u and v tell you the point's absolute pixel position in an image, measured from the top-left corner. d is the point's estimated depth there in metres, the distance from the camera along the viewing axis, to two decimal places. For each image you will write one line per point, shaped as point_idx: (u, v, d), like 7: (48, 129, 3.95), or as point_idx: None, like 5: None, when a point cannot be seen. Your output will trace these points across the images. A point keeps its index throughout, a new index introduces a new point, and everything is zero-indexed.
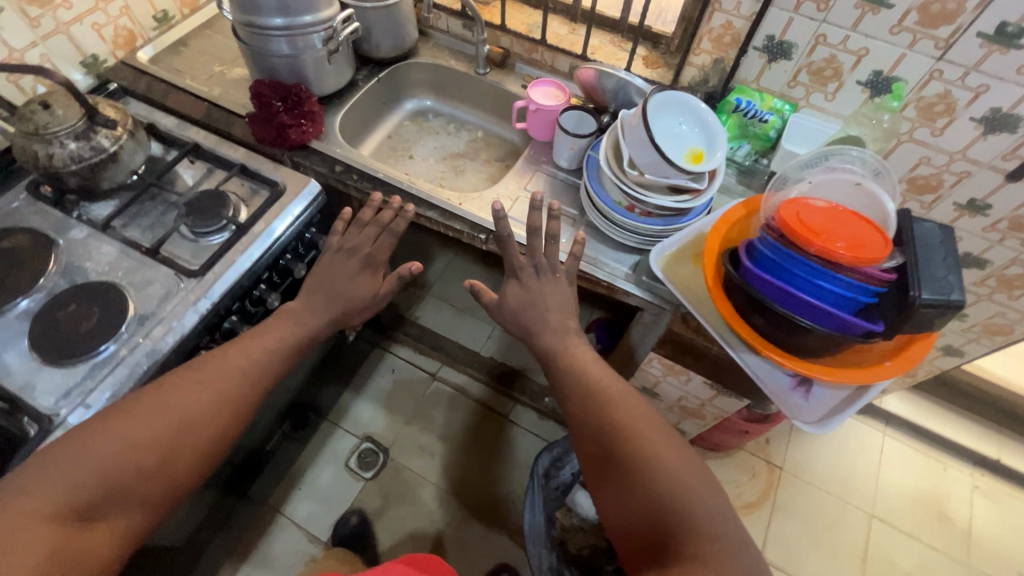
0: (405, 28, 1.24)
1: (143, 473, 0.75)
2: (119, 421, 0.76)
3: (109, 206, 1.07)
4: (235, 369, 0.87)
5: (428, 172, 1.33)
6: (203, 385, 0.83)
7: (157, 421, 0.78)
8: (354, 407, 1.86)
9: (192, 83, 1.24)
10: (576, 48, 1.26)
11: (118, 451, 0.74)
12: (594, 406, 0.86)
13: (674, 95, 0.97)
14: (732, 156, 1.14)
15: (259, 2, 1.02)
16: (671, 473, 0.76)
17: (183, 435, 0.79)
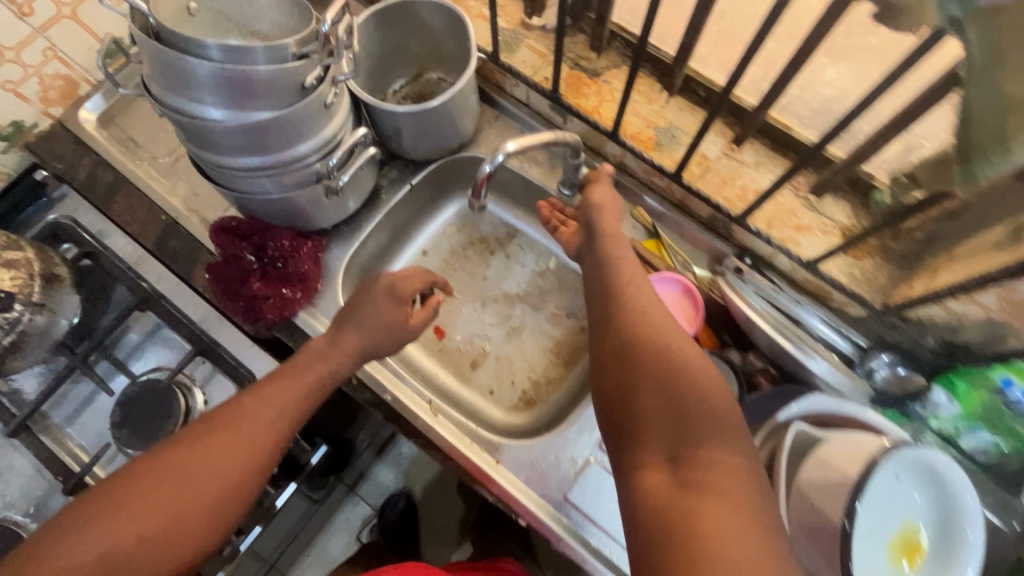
0: (460, 122, 0.80)
1: (175, 528, 0.54)
2: (158, 465, 0.56)
3: (34, 380, 0.78)
4: (288, 402, 0.63)
5: (466, 327, 0.92)
6: (256, 414, 0.61)
7: (206, 467, 0.57)
8: (371, 472, 1.40)
9: (152, 172, 0.87)
10: (728, 191, 0.77)
11: (155, 499, 0.54)
12: (613, 328, 0.60)
13: (915, 451, 0.52)
14: (951, 435, 0.71)
15: (212, 139, 0.61)
16: (708, 403, 0.51)
17: (238, 476, 0.58)
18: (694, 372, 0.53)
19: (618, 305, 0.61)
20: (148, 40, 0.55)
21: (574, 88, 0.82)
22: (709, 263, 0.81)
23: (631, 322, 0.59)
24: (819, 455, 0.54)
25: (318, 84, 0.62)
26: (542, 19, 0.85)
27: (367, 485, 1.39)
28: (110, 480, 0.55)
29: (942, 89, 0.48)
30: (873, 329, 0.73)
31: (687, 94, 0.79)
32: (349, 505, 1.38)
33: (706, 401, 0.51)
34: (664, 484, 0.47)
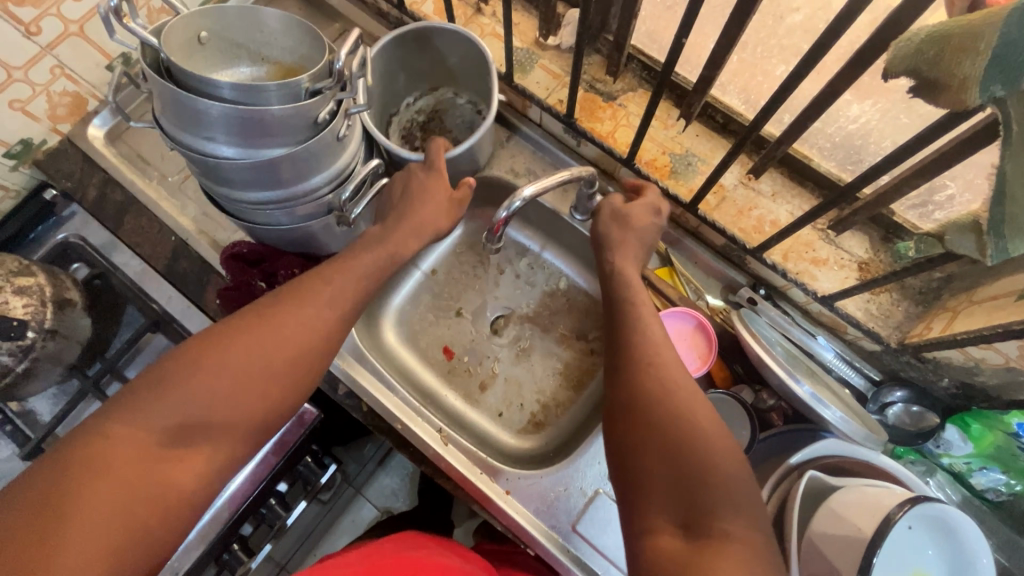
0: (473, 145, 0.78)
1: (244, 392, 0.53)
2: (232, 338, 0.54)
3: (49, 403, 0.78)
4: (350, 285, 0.62)
5: (475, 350, 0.90)
6: (321, 293, 0.60)
7: (278, 339, 0.56)
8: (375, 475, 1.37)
9: (161, 192, 0.86)
10: (745, 221, 0.75)
11: (234, 367, 0.53)
12: (623, 375, 0.57)
13: (932, 510, 0.51)
14: (962, 473, 0.71)
15: (224, 175, 0.61)
16: (714, 469, 0.49)
17: (302, 359, 0.57)
18: (704, 430, 0.51)
19: (629, 349, 0.59)
20: (160, 80, 0.54)
21: (589, 112, 0.80)
22: (722, 292, 0.80)
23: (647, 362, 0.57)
24: (831, 507, 0.54)
25: (331, 118, 0.61)
26: (558, 38, 0.83)
27: (373, 488, 1.37)
28: (189, 343, 0.54)
29: (975, 146, 0.47)
30: (885, 363, 0.73)
31: (704, 119, 0.77)
32: (353, 507, 1.35)
33: (711, 468, 0.49)
34: (671, 554, 0.46)
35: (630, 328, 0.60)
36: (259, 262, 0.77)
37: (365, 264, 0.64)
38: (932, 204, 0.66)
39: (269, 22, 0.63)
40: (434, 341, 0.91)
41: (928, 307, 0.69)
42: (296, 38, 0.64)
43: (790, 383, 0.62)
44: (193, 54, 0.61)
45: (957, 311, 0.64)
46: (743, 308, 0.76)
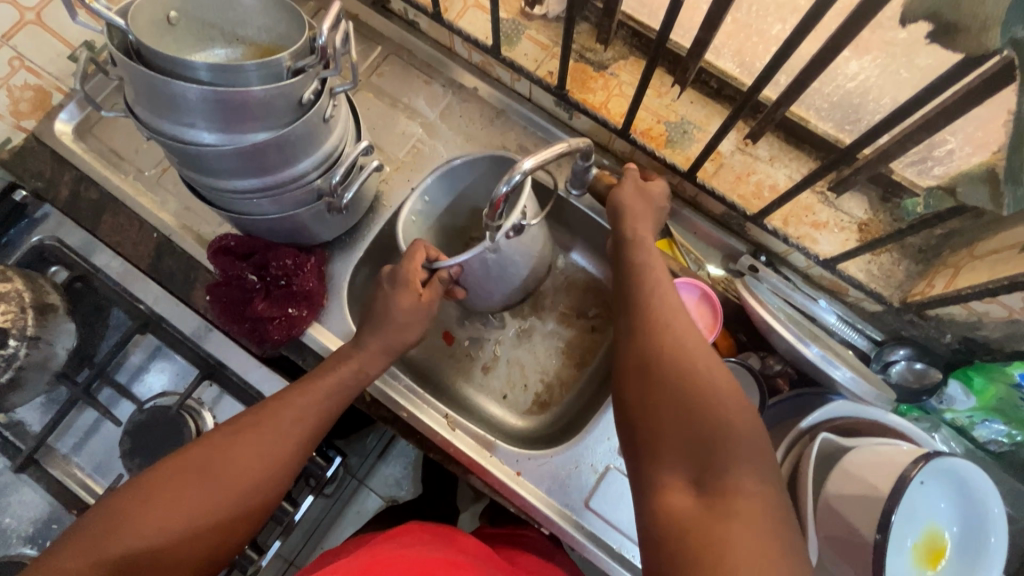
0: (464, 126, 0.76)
1: (189, 528, 0.52)
2: (190, 478, 0.54)
3: (37, 413, 0.76)
4: (311, 397, 0.62)
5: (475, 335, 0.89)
6: (286, 420, 0.60)
7: (239, 473, 0.56)
8: (378, 466, 1.36)
9: (139, 187, 0.82)
10: (743, 188, 0.74)
11: (191, 509, 0.53)
12: (639, 332, 0.57)
13: (948, 466, 0.52)
14: (965, 426, 0.72)
15: (206, 164, 0.58)
16: (730, 422, 0.48)
17: (262, 490, 0.57)
18: (718, 387, 0.50)
19: (646, 307, 0.58)
20: (131, 63, 0.51)
21: (580, 83, 0.78)
22: (723, 261, 0.79)
23: (663, 322, 0.57)
24: (845, 466, 0.54)
25: (316, 98, 0.58)
26: (544, 7, 0.79)
27: (376, 478, 1.36)
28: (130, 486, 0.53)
29: (984, 95, 0.46)
30: (887, 324, 0.73)
31: (698, 85, 0.76)
32: (359, 498, 1.34)
33: (725, 423, 0.48)
34: (684, 515, 0.45)
35: (643, 290, 0.60)
36: (249, 254, 0.74)
37: (332, 385, 0.64)
38: (931, 159, 0.64)
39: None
40: (434, 326, 0.89)
41: (928, 264, 0.69)
42: (271, 16, 0.61)
43: (799, 346, 0.62)
44: (162, 35, 0.58)
45: (958, 267, 0.64)
46: (744, 276, 0.76)
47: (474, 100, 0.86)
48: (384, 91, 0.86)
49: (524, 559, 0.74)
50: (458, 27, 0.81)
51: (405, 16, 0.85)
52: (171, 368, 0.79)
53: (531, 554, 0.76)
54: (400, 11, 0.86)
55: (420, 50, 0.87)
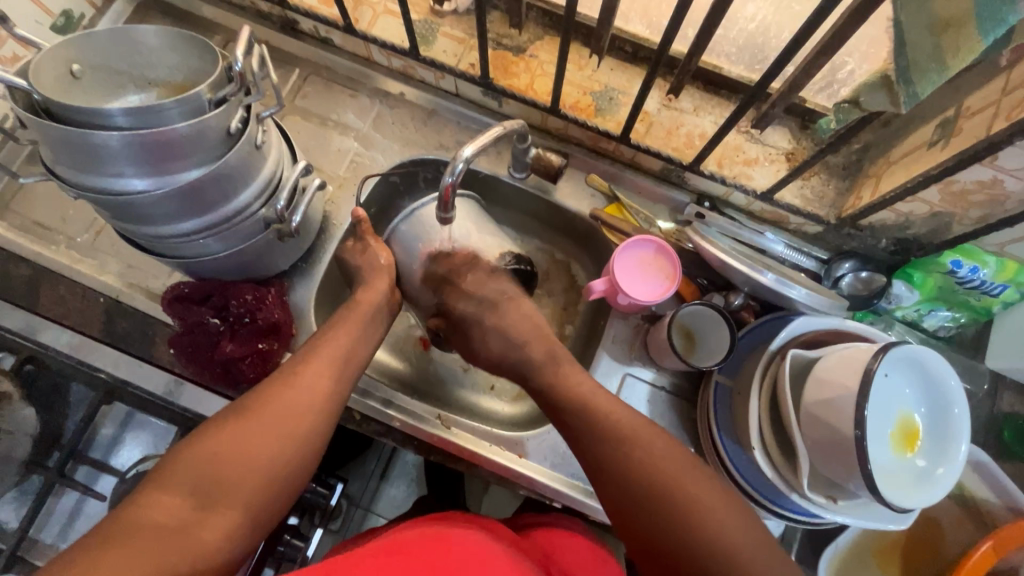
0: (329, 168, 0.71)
1: (266, 440, 0.52)
2: (235, 416, 0.53)
3: (11, 508, 0.72)
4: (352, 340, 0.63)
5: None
6: (314, 361, 0.59)
7: (279, 407, 0.55)
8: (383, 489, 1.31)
9: (74, 255, 0.79)
10: (675, 140, 0.78)
11: (237, 440, 0.51)
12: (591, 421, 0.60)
13: (904, 354, 0.56)
14: (914, 318, 0.78)
15: (141, 212, 0.56)
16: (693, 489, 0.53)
17: (304, 420, 0.55)
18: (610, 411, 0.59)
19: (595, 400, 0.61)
20: (41, 121, 0.49)
21: (502, 69, 0.80)
22: (670, 214, 0.83)
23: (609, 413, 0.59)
24: (817, 374, 0.58)
25: (243, 126, 0.57)
26: (453, 3, 0.81)
27: (381, 502, 1.30)
28: (227, 411, 0.54)
29: (869, 12, 0.49)
30: (830, 242, 0.79)
31: (615, 52, 0.79)
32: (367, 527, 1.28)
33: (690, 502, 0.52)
34: None
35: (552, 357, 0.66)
36: (207, 298, 0.72)
37: (344, 341, 0.63)
38: (836, 82, 0.70)
39: (146, 40, 0.58)
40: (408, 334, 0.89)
41: (853, 178, 0.75)
42: (180, 52, 0.59)
43: (756, 276, 0.66)
44: (68, 90, 0.57)
45: (879, 175, 0.69)
46: (692, 224, 0.79)
47: (402, 105, 0.87)
48: (312, 112, 0.86)
49: (562, 555, 0.69)
50: (372, 35, 0.81)
51: (317, 34, 0.85)
52: (145, 434, 0.78)
53: (572, 535, 0.73)
54: (311, 30, 0.85)
55: (339, 65, 0.87)
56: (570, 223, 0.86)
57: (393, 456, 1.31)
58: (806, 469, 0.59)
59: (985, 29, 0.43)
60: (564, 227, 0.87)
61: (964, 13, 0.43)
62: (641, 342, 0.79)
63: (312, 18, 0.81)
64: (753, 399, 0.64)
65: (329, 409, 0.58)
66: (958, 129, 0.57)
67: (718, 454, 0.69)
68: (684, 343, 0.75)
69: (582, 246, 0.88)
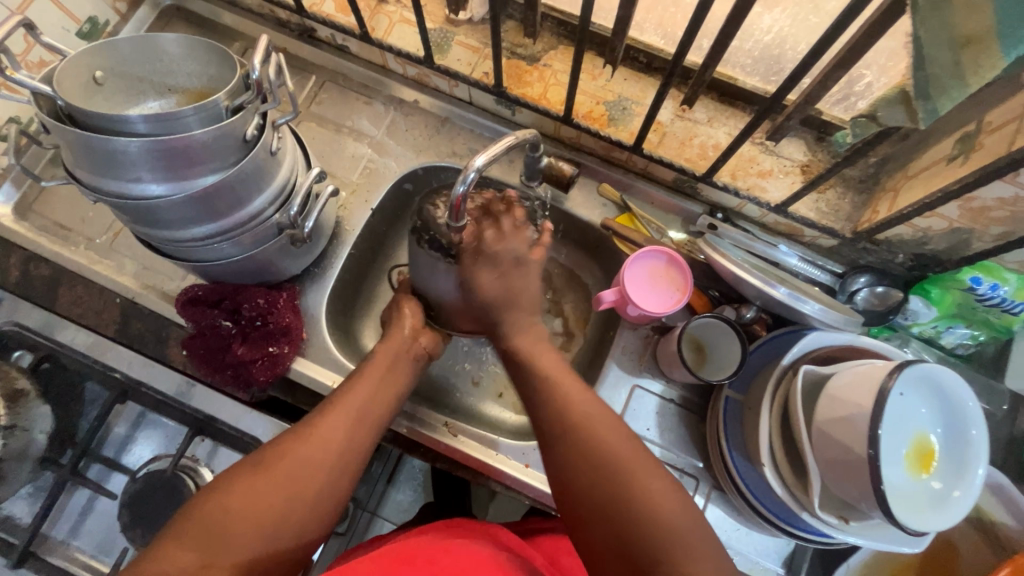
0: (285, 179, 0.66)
1: (283, 494, 0.53)
2: (254, 466, 0.55)
3: (25, 504, 0.74)
4: (377, 382, 0.65)
5: (465, 349, 0.89)
6: (334, 413, 0.60)
7: (296, 461, 0.56)
8: (389, 493, 1.31)
9: (92, 256, 0.80)
10: (688, 151, 0.77)
11: (250, 494, 0.52)
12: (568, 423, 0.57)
13: (920, 373, 0.55)
14: (932, 336, 0.76)
15: (157, 218, 0.57)
16: (654, 508, 0.50)
17: (322, 474, 0.56)
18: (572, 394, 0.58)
19: (568, 401, 0.58)
20: (64, 127, 0.50)
21: (516, 78, 0.80)
22: (682, 225, 0.82)
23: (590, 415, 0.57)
24: (829, 392, 0.57)
25: (259, 133, 0.58)
26: (468, 12, 0.81)
27: (387, 506, 1.30)
28: (248, 461, 0.56)
29: (887, 27, 0.49)
30: (846, 256, 0.77)
31: (629, 62, 0.79)
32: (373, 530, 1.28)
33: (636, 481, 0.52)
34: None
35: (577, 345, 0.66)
36: (220, 301, 0.73)
37: (368, 390, 0.64)
38: (854, 95, 0.69)
39: (167, 48, 0.60)
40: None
41: (870, 192, 0.74)
42: (199, 59, 0.61)
43: (768, 289, 0.65)
44: (92, 96, 0.58)
45: (897, 189, 0.68)
46: (705, 236, 0.78)
47: (416, 113, 0.87)
48: (327, 118, 0.87)
49: (567, 561, 0.70)
50: (387, 44, 0.81)
51: (334, 42, 0.86)
52: (156, 434, 0.79)
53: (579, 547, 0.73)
54: (328, 38, 0.86)
55: (355, 73, 0.88)
56: (581, 232, 0.86)
57: (400, 460, 1.31)
58: (817, 488, 0.58)
59: (1007, 44, 0.42)
60: (575, 236, 0.86)
61: (985, 29, 0.42)
62: (650, 353, 0.78)
63: (329, 26, 0.82)
64: (764, 414, 0.63)
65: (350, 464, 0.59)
66: (979, 144, 0.55)
67: (727, 469, 0.68)
68: (694, 356, 0.74)
69: (593, 255, 0.87)
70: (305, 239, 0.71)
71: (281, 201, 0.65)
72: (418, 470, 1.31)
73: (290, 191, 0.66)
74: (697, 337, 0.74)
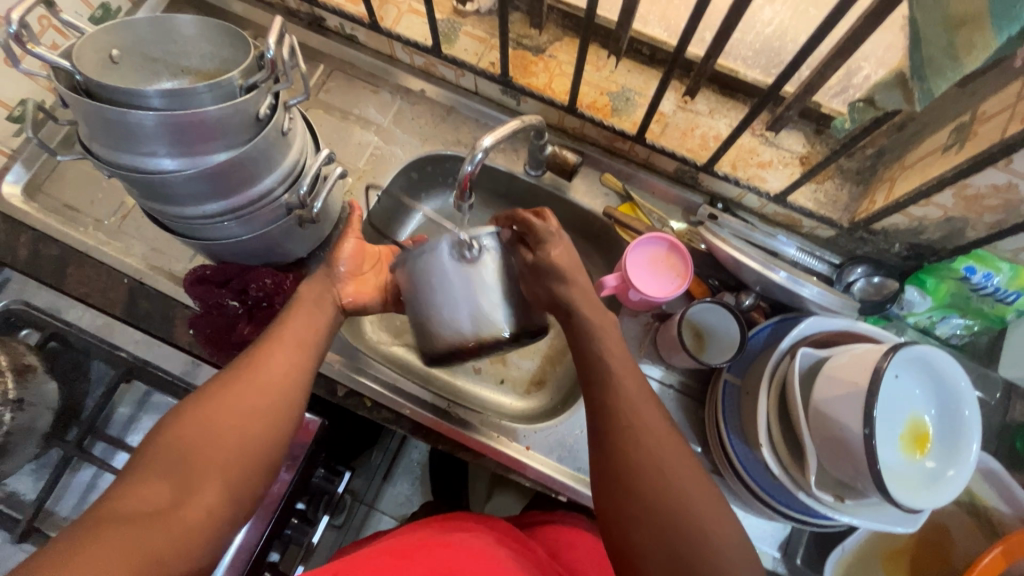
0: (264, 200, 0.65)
1: (234, 424, 0.53)
2: (203, 400, 0.54)
3: (29, 480, 0.74)
4: (317, 310, 0.64)
5: None
6: (278, 344, 0.59)
7: (244, 389, 0.55)
8: (387, 484, 1.31)
9: (101, 237, 0.81)
10: (689, 142, 0.79)
11: (206, 425, 0.52)
12: (607, 441, 0.56)
13: (913, 354, 0.56)
14: (926, 326, 0.78)
15: (169, 194, 0.58)
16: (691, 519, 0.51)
17: (272, 400, 0.56)
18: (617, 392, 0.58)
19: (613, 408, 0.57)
20: (81, 99, 0.51)
21: (522, 69, 0.82)
22: (683, 215, 0.84)
23: (625, 427, 0.56)
24: (827, 372, 0.59)
25: (271, 113, 0.59)
26: (475, 3, 0.83)
27: (385, 499, 1.30)
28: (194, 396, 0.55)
29: (886, 14, 0.50)
30: (843, 247, 0.79)
31: (632, 54, 0.80)
32: (370, 522, 1.28)
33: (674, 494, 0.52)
34: None
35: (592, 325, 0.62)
36: (227, 281, 0.74)
37: (307, 316, 0.63)
38: (852, 87, 0.71)
39: (182, 29, 0.61)
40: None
41: (867, 183, 0.75)
42: (213, 41, 0.62)
43: (767, 272, 0.67)
44: (108, 74, 0.59)
45: (893, 180, 0.69)
46: (705, 225, 0.80)
47: (423, 102, 0.88)
48: (334, 106, 0.88)
49: (568, 553, 0.71)
50: (396, 33, 0.83)
51: (343, 32, 0.87)
52: (160, 414, 0.79)
53: (578, 536, 0.74)
54: (337, 27, 0.88)
55: (363, 62, 0.89)
56: (583, 221, 0.87)
57: (400, 451, 1.32)
58: (814, 467, 0.59)
59: (999, 27, 0.43)
60: (577, 225, 0.88)
61: (980, 13, 0.44)
62: (650, 341, 0.79)
63: (338, 15, 0.84)
64: (762, 396, 0.64)
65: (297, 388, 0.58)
66: (974, 133, 0.57)
67: (726, 452, 0.69)
68: (694, 342, 0.75)
69: (595, 245, 0.88)
70: (312, 220, 0.72)
71: (291, 181, 0.66)
72: (416, 461, 1.31)
73: (300, 171, 0.67)
74: (696, 322, 0.75)
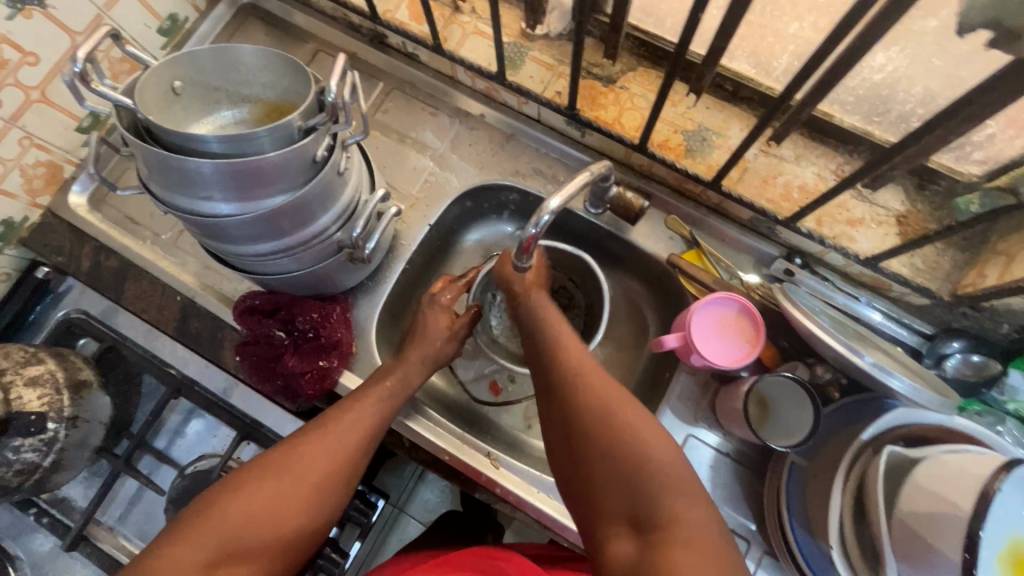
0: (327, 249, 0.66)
1: (289, 505, 0.54)
2: (265, 472, 0.54)
3: (81, 488, 0.77)
4: (387, 394, 0.64)
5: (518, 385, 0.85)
6: (342, 423, 0.60)
7: (309, 468, 0.56)
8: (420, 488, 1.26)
9: (158, 251, 0.81)
10: (769, 190, 0.72)
11: (264, 501, 0.53)
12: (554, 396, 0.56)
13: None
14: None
15: (225, 235, 0.57)
16: (646, 459, 0.49)
17: (330, 487, 0.56)
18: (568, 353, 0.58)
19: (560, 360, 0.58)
20: (143, 144, 0.49)
21: (590, 100, 0.76)
22: (755, 266, 0.76)
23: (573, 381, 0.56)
24: (917, 480, 0.52)
25: (329, 153, 0.57)
26: (546, 27, 0.78)
27: (415, 503, 1.26)
28: (256, 463, 0.55)
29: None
30: (936, 316, 0.70)
31: (713, 90, 0.74)
32: (399, 527, 1.24)
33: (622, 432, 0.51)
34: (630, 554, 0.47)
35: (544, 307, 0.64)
36: (275, 310, 0.74)
37: (374, 401, 0.63)
38: (970, 145, 0.62)
39: (244, 59, 0.59)
40: (488, 369, 0.85)
41: (976, 252, 0.67)
42: (276, 72, 0.59)
43: (850, 356, 0.59)
44: (170, 105, 0.58)
45: (1011, 256, 0.61)
46: (780, 282, 0.73)
47: (481, 127, 0.84)
48: (391, 128, 0.85)
49: None
50: (459, 56, 0.79)
51: (405, 50, 0.85)
52: (202, 431, 0.80)
53: None
54: (399, 45, 0.85)
55: (422, 82, 0.86)
56: (643, 265, 0.81)
57: None
58: None
59: None
60: (636, 267, 0.82)
61: None
62: (708, 402, 0.74)
63: (401, 34, 0.81)
64: (836, 491, 0.58)
65: (352, 475, 0.59)
66: None
67: (786, 541, 0.64)
68: (759, 413, 0.68)
69: (654, 291, 0.82)
70: (365, 256, 0.70)
71: (346, 218, 0.64)
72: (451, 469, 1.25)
73: (359, 212, 0.65)
74: (764, 398, 0.68)
